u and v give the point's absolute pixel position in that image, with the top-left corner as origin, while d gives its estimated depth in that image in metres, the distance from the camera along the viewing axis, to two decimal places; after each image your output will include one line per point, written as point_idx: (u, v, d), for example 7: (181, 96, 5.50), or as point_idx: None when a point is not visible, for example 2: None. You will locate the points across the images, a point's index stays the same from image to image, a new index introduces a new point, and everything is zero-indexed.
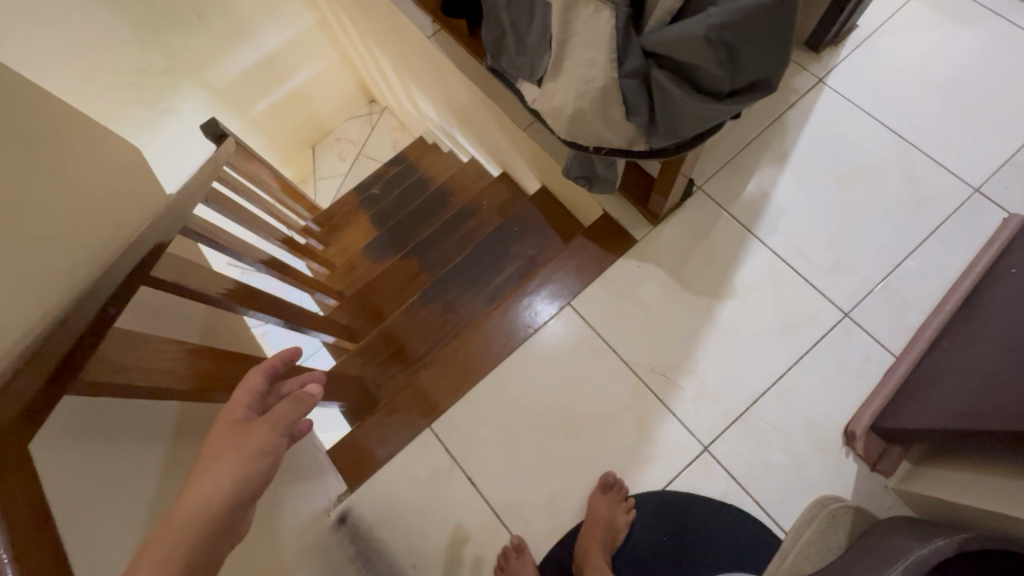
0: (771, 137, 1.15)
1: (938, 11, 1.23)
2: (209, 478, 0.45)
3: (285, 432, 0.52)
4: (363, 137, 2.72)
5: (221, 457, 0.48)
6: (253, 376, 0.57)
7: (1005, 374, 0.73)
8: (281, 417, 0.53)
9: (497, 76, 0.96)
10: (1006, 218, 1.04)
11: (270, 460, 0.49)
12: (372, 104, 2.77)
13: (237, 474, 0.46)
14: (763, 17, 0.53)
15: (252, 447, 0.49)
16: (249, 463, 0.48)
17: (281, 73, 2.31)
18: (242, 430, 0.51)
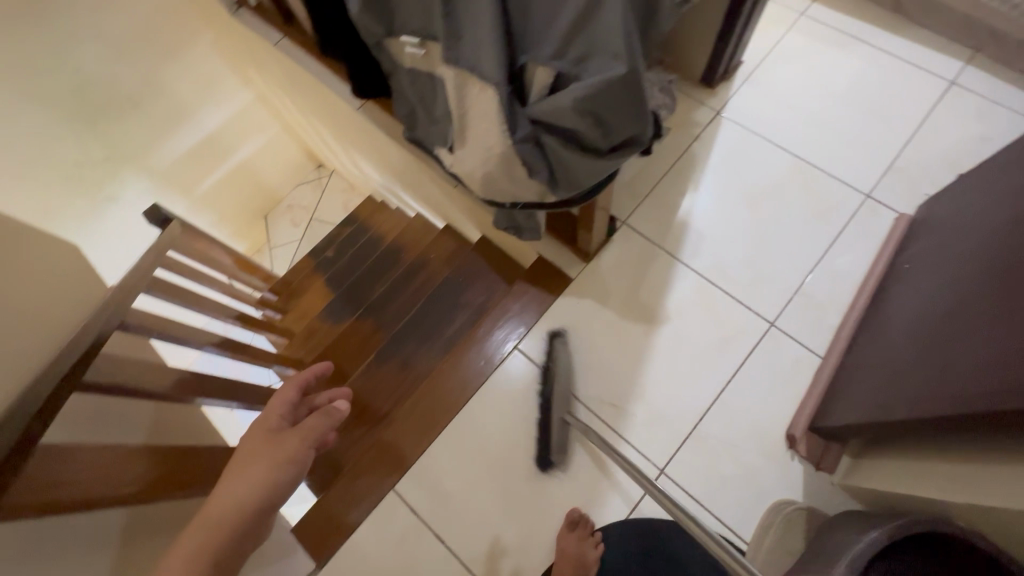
0: (681, 169, 1.25)
1: (814, 39, 1.36)
2: (252, 476, 0.66)
3: (311, 443, 0.73)
4: (315, 201, 2.58)
5: (263, 458, 0.68)
6: (289, 391, 0.78)
7: (920, 370, 0.79)
8: (307, 430, 0.74)
9: (418, 147, 1.03)
10: (896, 219, 1.14)
11: (298, 464, 0.70)
12: (320, 168, 2.62)
13: (272, 475, 0.67)
14: (617, 91, 0.58)
15: (286, 453, 0.70)
16: (279, 468, 0.68)
17: (224, 150, 2.29)
18: (275, 440, 0.71)
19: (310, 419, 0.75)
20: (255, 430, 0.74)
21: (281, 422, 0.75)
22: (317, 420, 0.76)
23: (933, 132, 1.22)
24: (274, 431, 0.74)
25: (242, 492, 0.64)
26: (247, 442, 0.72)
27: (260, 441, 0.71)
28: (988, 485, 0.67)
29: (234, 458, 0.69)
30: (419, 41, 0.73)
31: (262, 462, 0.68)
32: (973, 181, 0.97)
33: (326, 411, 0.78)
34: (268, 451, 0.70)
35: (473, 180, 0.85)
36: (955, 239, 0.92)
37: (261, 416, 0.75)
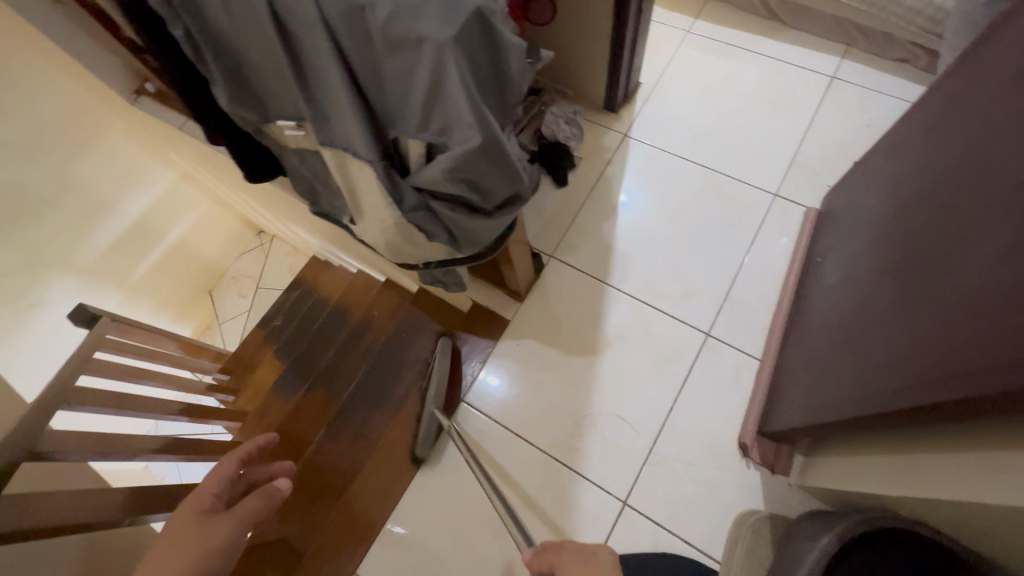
0: (598, 196, 1.28)
1: (703, 53, 1.43)
2: (175, 562, 0.61)
3: (246, 526, 0.71)
4: (259, 268, 2.23)
5: (192, 541, 0.64)
6: (228, 467, 0.77)
7: (841, 367, 0.80)
8: (243, 512, 0.72)
9: (327, 219, 1.01)
10: (805, 213, 1.19)
11: (230, 549, 0.67)
12: (261, 233, 2.27)
13: (200, 561, 0.63)
14: (479, 156, 0.57)
15: (218, 536, 0.67)
16: (210, 554, 0.64)
17: (159, 231, 1.91)
18: (209, 521, 0.68)
19: (247, 500, 0.74)
20: (184, 510, 0.70)
21: (215, 502, 0.73)
22: (256, 502, 0.74)
23: (824, 124, 1.29)
24: (207, 511, 0.70)
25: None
26: (175, 523, 0.67)
27: (191, 521, 0.67)
28: (912, 477, 0.68)
29: (160, 540, 0.65)
30: (295, 122, 0.70)
31: (191, 547, 0.64)
32: (864, 172, 1.02)
33: (265, 492, 0.77)
34: (199, 535, 0.66)
35: (381, 248, 0.85)
36: (857, 228, 0.95)
37: (194, 495, 0.72)
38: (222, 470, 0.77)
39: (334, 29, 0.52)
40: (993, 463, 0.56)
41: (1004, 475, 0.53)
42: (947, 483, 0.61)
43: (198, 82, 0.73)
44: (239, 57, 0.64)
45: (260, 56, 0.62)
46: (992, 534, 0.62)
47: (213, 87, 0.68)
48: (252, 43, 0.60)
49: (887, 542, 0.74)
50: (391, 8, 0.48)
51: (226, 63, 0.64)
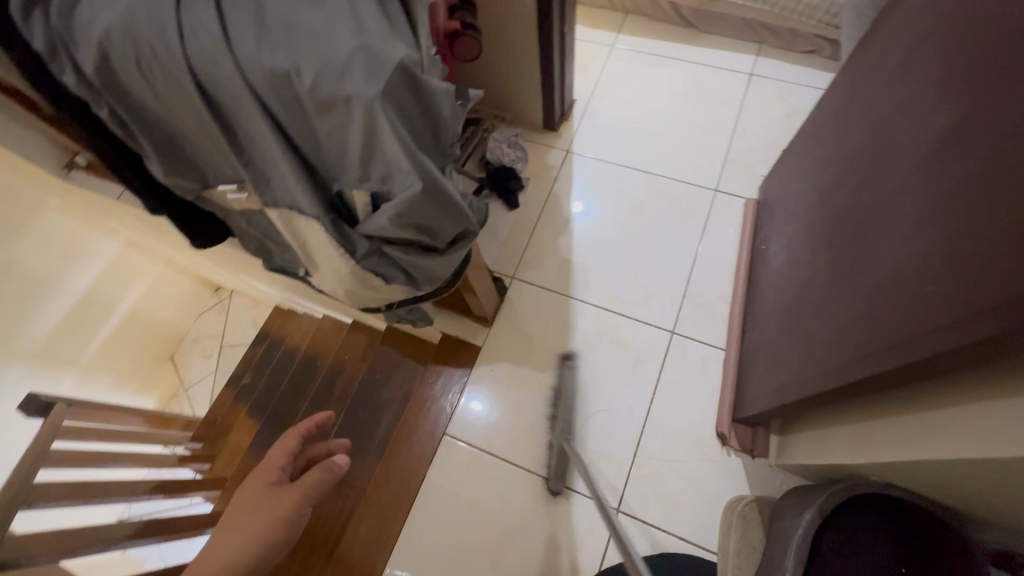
0: (549, 213, 1.31)
1: (629, 64, 1.49)
2: (237, 540, 0.67)
3: (307, 501, 0.72)
4: (221, 326, 2.14)
5: (258, 517, 0.69)
6: (289, 442, 0.79)
7: (797, 348, 0.85)
8: (306, 488, 0.71)
9: (283, 273, 1.00)
10: (745, 204, 1.25)
11: (290, 524, 0.69)
12: (219, 290, 2.19)
13: (260, 537, 0.67)
14: (422, 200, 0.59)
15: (279, 511, 0.70)
16: (270, 529, 0.68)
17: (108, 304, 1.79)
18: (273, 496, 0.72)
19: (310, 474, 0.72)
20: (257, 481, 0.76)
21: (281, 476, 0.76)
22: (316, 476, 0.72)
23: (749, 118, 1.37)
24: (273, 484, 0.75)
25: (234, 551, 0.66)
26: (247, 496, 0.74)
27: (257, 496, 0.73)
28: (874, 443, 0.71)
29: (232, 513, 0.72)
30: (236, 185, 0.70)
31: (259, 520, 0.69)
32: (790, 161, 1.08)
33: (324, 466, 0.73)
34: (266, 509, 0.71)
35: (340, 296, 0.84)
36: (792, 213, 1.01)
37: (262, 468, 0.77)
38: (284, 445, 0.79)
39: (262, 96, 0.53)
40: (949, 420, 0.59)
41: (959, 431, 0.57)
42: (907, 445, 0.65)
43: (128, 155, 0.69)
44: (171, 130, 0.61)
45: (193, 129, 0.60)
46: (955, 485, 0.66)
47: (147, 161, 0.66)
48: (182, 116, 0.58)
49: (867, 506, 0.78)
50: (315, 72, 0.49)
51: (157, 137, 0.61)
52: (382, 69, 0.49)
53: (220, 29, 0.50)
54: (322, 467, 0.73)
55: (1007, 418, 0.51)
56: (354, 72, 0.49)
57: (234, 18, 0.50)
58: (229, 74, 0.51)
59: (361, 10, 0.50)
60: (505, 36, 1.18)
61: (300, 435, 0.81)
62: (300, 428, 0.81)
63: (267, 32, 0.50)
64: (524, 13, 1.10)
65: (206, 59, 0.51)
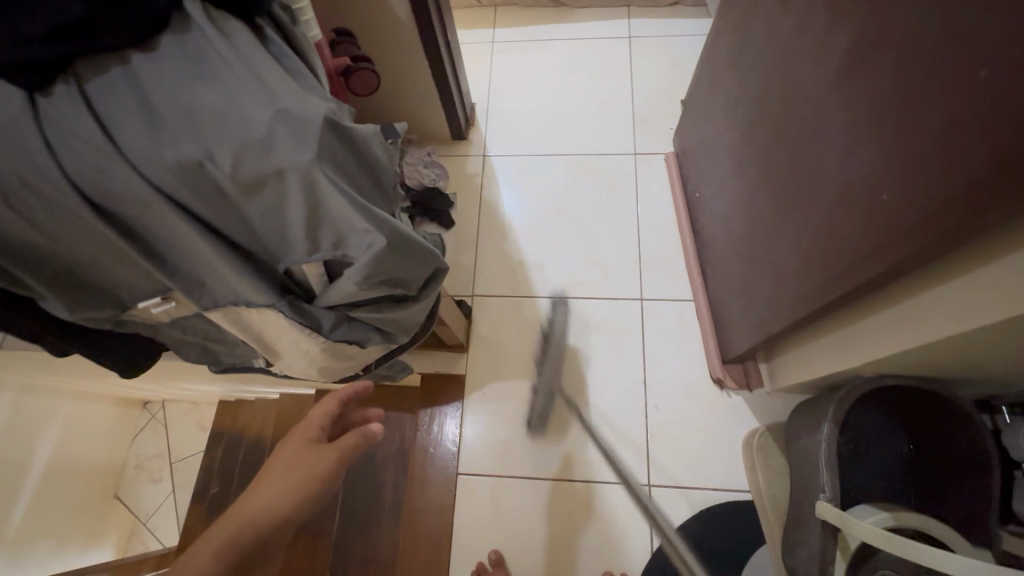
0: (486, 220, 1.29)
1: (515, 56, 1.49)
2: (264, 496, 0.62)
3: (342, 463, 0.67)
4: (164, 442, 1.70)
5: (291, 473, 0.64)
6: (330, 402, 0.70)
7: (765, 280, 0.88)
8: (342, 450, 0.67)
9: (235, 370, 0.90)
10: (666, 158, 1.30)
11: (323, 484, 0.64)
12: (148, 404, 1.74)
13: (289, 493, 0.62)
14: (389, 254, 0.54)
15: (313, 472, 0.64)
16: (304, 487, 0.63)
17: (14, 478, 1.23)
18: (312, 452, 0.66)
19: (347, 437, 0.67)
20: (295, 435, 0.69)
21: (319, 436, 0.69)
22: (351, 440, 0.67)
23: (642, 78, 1.41)
24: (311, 442, 0.68)
25: (264, 504, 0.61)
26: (286, 447, 0.67)
27: (294, 452, 0.66)
28: (861, 345, 0.76)
29: (269, 464, 0.66)
30: (160, 297, 0.60)
31: (294, 475, 0.63)
32: (697, 110, 1.13)
33: (362, 432, 0.68)
34: (299, 469, 0.64)
35: (312, 376, 0.77)
36: (716, 156, 1.05)
37: (304, 423, 0.69)
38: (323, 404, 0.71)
39: (173, 194, 0.46)
40: (927, 306, 0.63)
41: (941, 315, 0.60)
42: (894, 339, 0.68)
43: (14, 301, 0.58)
44: (65, 262, 0.52)
45: (93, 253, 0.51)
46: (942, 361, 0.72)
47: (42, 302, 0.56)
48: (78, 242, 0.49)
49: (885, 397, 0.82)
50: (232, 154, 0.43)
51: (49, 274, 0.52)
52: (308, 131, 0.44)
53: (101, 132, 0.42)
54: (359, 432, 0.68)
55: (985, 291, 0.55)
56: (278, 142, 0.43)
57: (114, 115, 0.43)
58: (124, 181, 0.44)
59: (265, 75, 0.45)
60: (390, 57, 1.13)
61: (344, 398, 0.70)
62: (342, 389, 0.71)
63: (159, 121, 0.43)
64: (403, 30, 1.06)
65: (92, 170, 0.43)
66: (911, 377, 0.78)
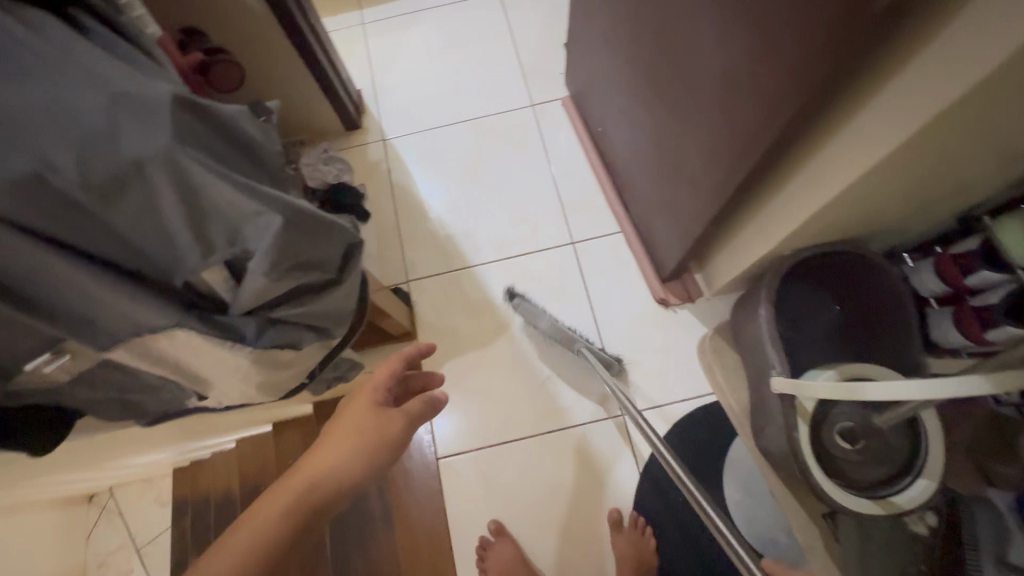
0: (403, 204, 1.25)
1: (389, 34, 1.44)
2: (336, 457, 0.63)
3: (408, 427, 0.70)
4: (128, 530, 1.35)
5: (363, 436, 0.66)
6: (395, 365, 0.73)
7: (677, 189, 0.91)
8: (409, 414, 0.71)
9: (171, 417, 0.82)
10: (563, 103, 1.31)
11: (392, 448, 0.67)
12: (93, 495, 1.38)
13: (361, 456, 0.64)
14: (291, 234, 0.51)
15: (385, 435, 0.67)
16: (377, 449, 0.65)
17: None
18: (380, 416, 0.69)
19: (413, 402, 0.71)
20: (360, 396, 0.71)
21: (385, 396, 0.72)
22: (418, 406, 0.71)
23: (522, 29, 1.41)
24: (378, 403, 0.70)
25: (336, 464, 0.62)
26: (354, 407, 0.69)
27: (364, 414, 0.68)
28: (775, 224, 0.80)
29: (336, 424, 0.67)
30: (51, 353, 0.49)
31: (367, 438, 0.66)
32: (581, 48, 1.14)
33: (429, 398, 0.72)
34: (371, 429, 0.67)
35: (253, 396, 0.72)
36: (607, 85, 1.07)
37: (369, 385, 0.72)
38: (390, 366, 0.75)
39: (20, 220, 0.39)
40: (818, 171, 0.68)
41: (834, 172, 0.65)
42: (800, 210, 0.73)
43: None
44: None
45: None
46: (846, 221, 0.78)
47: None
48: None
49: (806, 267, 0.87)
50: (75, 156, 0.37)
51: None
52: (156, 114, 0.39)
53: None
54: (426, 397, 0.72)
55: (861, 139, 0.59)
56: (126, 132, 0.39)
57: None
58: None
59: (87, 62, 0.40)
60: (256, 53, 1.04)
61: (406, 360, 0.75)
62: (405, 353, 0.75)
63: None
64: (261, 20, 0.99)
65: None
66: (822, 244, 0.84)
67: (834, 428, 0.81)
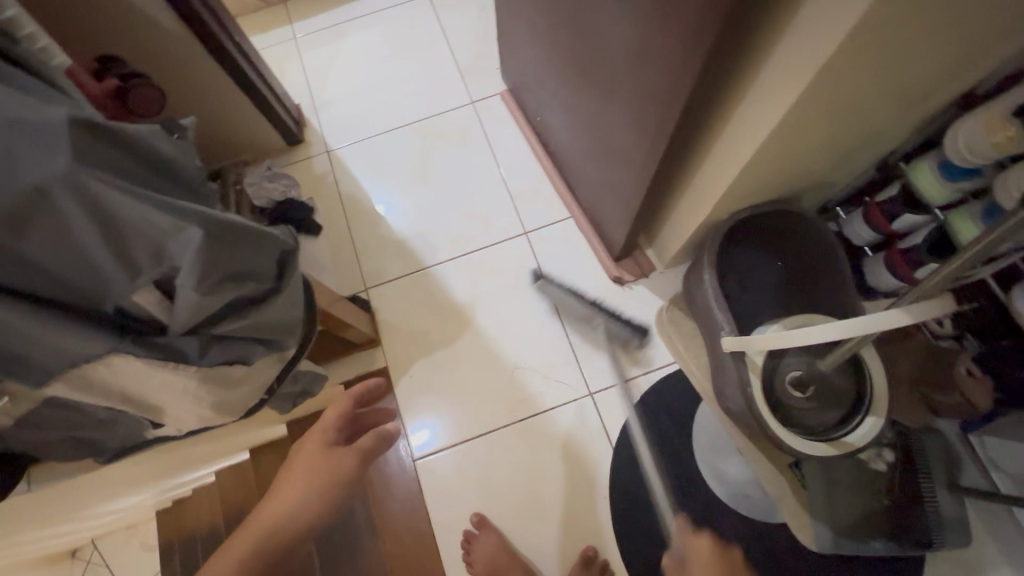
0: (354, 213, 1.25)
1: (322, 46, 1.43)
2: (290, 500, 0.67)
3: (361, 464, 0.75)
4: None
5: (316, 477, 0.70)
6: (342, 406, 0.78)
7: (613, 169, 0.94)
8: (362, 449, 0.76)
9: (131, 450, 0.81)
10: (502, 97, 1.33)
11: (347, 485, 0.72)
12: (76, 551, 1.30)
13: (315, 496, 0.68)
14: (213, 246, 0.51)
15: (338, 473, 0.72)
16: (330, 488, 0.70)
17: None
18: (332, 455, 0.73)
19: (364, 439, 0.77)
20: (311, 439, 0.75)
21: (336, 436, 0.77)
22: (370, 442, 0.76)
23: (455, 29, 1.42)
24: (330, 444, 0.75)
25: (290, 509, 0.66)
26: (306, 451, 0.73)
27: (317, 455, 0.73)
28: (707, 190, 0.83)
29: (289, 469, 0.71)
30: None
31: (320, 477, 0.70)
32: (510, 42, 1.16)
33: (381, 433, 0.78)
34: (324, 468, 0.72)
35: (210, 418, 0.71)
36: (538, 75, 1.09)
37: (319, 426, 0.77)
38: (339, 407, 0.79)
39: None
40: (734, 132, 0.70)
41: (747, 133, 0.68)
42: (726, 172, 0.76)
43: None
44: None
45: None
46: (771, 180, 0.81)
47: None
48: None
49: (739, 232, 0.92)
50: None
51: None
52: (55, 138, 0.39)
53: None
54: (376, 432, 0.77)
55: (765, 98, 0.62)
56: (22, 160, 0.38)
57: None
58: None
59: None
60: (182, 76, 1.03)
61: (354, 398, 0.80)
62: (353, 393, 0.81)
63: None
64: (184, 43, 0.98)
65: None
66: (757, 205, 0.87)
67: (785, 378, 0.84)
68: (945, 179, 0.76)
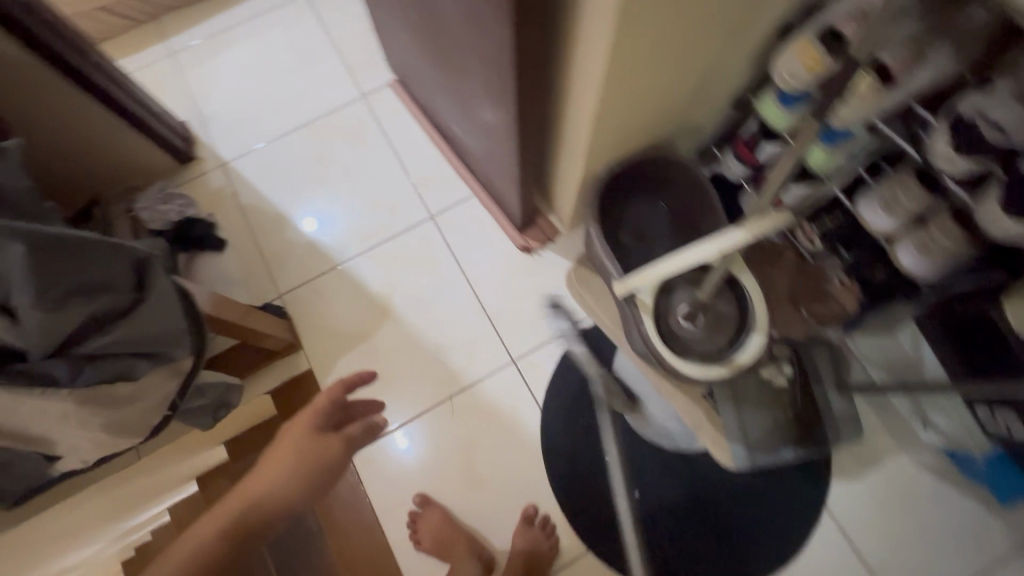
0: (258, 221, 1.24)
1: (203, 58, 1.40)
2: (270, 478, 0.70)
3: (347, 452, 0.78)
4: None
5: (298, 458, 0.73)
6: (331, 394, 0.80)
7: (492, 141, 0.97)
8: (349, 436, 0.79)
9: (41, 490, 0.79)
10: (392, 88, 1.33)
11: (328, 472, 0.73)
12: None
13: (293, 477, 0.71)
14: (42, 258, 0.54)
15: (322, 457, 0.74)
16: (312, 471, 0.72)
17: None
18: (319, 441, 0.76)
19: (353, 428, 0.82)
20: (301, 422, 0.78)
21: (324, 423, 0.80)
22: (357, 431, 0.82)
23: (337, 25, 1.41)
24: (317, 429, 0.78)
25: (269, 486, 0.70)
26: (295, 433, 0.76)
27: (303, 439, 0.75)
28: (576, 148, 0.87)
29: (277, 449, 0.75)
30: None
31: (304, 460, 0.73)
32: (385, 32, 1.16)
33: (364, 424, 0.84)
34: (309, 452, 0.74)
35: (109, 442, 0.71)
36: (413, 59, 1.10)
37: (310, 410, 0.79)
38: (329, 393, 0.81)
39: None
40: (579, 88, 0.73)
41: (586, 87, 0.71)
42: (583, 128, 0.80)
43: None
44: None
45: None
46: (632, 130, 0.86)
47: None
48: None
49: (616, 186, 0.96)
50: None
51: None
52: None
53: None
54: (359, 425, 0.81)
55: (589, 50, 0.65)
56: None
57: None
58: None
59: None
60: (39, 106, 0.99)
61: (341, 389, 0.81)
62: (342, 382, 0.82)
63: None
64: (35, 71, 0.95)
65: None
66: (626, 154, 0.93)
67: (675, 314, 0.90)
68: (783, 107, 0.82)
